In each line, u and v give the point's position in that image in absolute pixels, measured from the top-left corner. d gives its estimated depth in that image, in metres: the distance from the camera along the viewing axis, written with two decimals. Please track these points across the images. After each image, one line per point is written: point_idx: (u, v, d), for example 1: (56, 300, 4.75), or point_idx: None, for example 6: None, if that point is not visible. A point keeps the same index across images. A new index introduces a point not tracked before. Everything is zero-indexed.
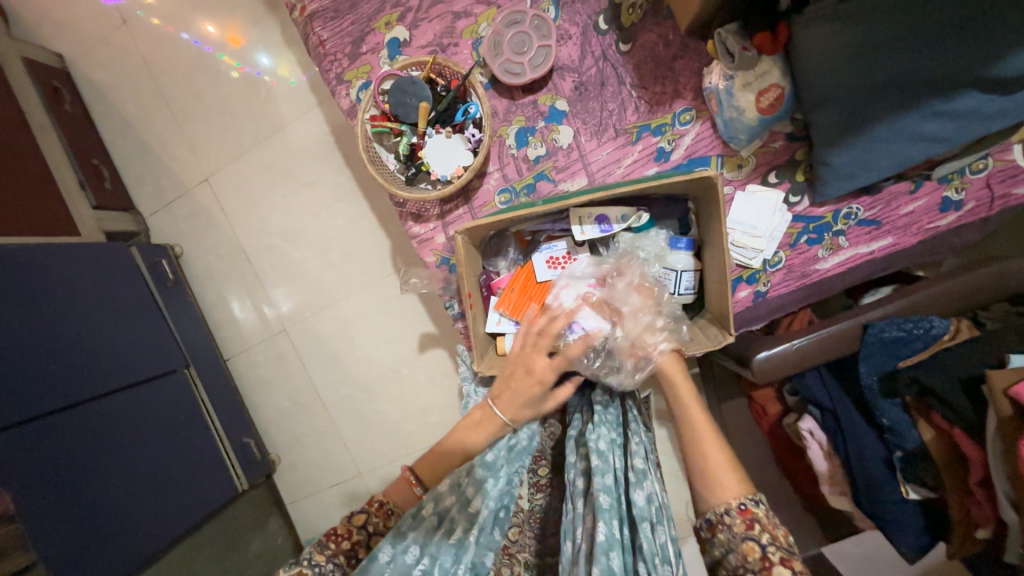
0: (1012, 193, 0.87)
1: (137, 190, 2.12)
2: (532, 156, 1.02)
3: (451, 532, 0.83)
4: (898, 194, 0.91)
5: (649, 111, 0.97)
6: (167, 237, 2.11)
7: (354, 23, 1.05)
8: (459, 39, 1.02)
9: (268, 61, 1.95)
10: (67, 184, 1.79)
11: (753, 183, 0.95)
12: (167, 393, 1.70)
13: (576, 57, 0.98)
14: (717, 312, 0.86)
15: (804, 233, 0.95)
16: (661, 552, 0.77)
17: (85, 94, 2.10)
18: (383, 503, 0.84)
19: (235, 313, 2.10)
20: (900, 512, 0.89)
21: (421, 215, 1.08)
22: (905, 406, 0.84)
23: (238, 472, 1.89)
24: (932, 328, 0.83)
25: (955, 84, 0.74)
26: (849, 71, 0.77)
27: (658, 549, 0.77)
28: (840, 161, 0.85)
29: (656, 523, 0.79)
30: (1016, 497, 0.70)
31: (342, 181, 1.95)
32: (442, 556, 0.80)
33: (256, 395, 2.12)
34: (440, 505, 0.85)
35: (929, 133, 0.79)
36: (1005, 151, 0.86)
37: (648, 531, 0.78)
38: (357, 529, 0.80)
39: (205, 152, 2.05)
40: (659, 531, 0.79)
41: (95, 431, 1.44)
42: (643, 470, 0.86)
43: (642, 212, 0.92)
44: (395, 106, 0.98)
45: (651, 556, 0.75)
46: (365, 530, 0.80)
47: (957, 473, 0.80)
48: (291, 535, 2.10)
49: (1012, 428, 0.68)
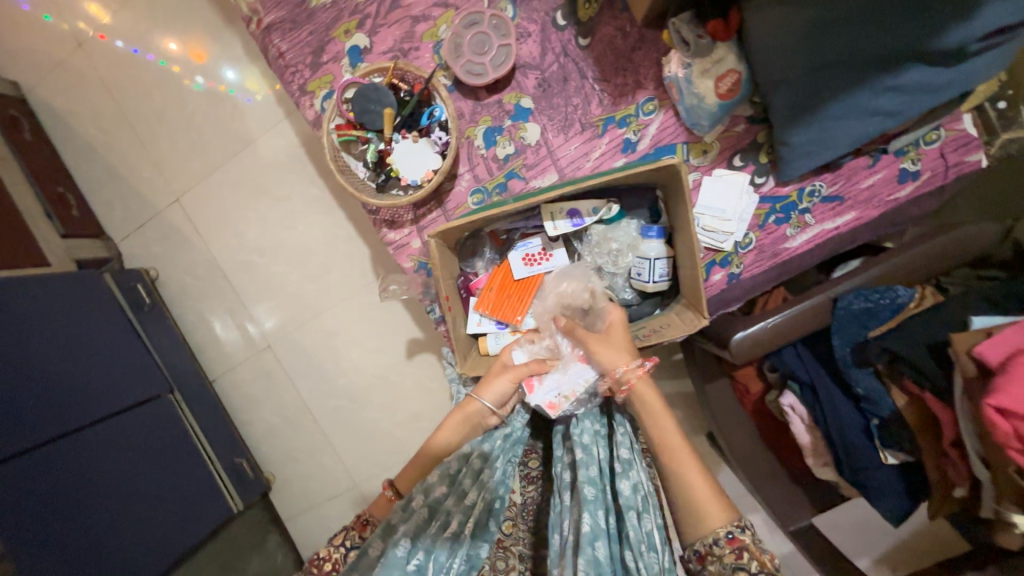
0: (965, 160, 0.90)
1: (106, 215, 2.07)
2: (501, 155, 1.02)
3: (446, 523, 0.77)
4: (858, 169, 0.93)
5: (613, 103, 0.98)
6: (142, 261, 2.07)
7: (313, 33, 1.05)
8: (420, 42, 1.02)
9: (232, 76, 1.92)
10: (32, 213, 1.74)
11: (719, 167, 0.97)
12: (153, 420, 1.67)
13: (538, 54, 0.99)
14: (692, 297, 0.87)
15: (771, 213, 0.97)
16: (647, 539, 0.77)
17: (45, 120, 2.04)
18: (364, 517, 0.87)
19: (218, 333, 2.07)
20: (880, 477, 0.91)
21: (395, 221, 1.07)
22: (877, 374, 0.86)
23: (232, 493, 1.86)
24: (898, 296, 0.85)
25: (902, 59, 0.76)
26: (801, 52, 0.79)
27: (644, 537, 0.77)
28: (800, 140, 0.87)
29: (643, 511, 0.79)
30: (984, 452, 0.72)
31: (317, 192, 1.93)
32: (438, 549, 0.74)
33: (246, 415, 2.09)
34: (430, 497, 0.81)
35: (881, 108, 0.81)
36: (955, 121, 0.89)
37: (634, 520, 0.77)
38: (337, 548, 0.83)
39: (175, 173, 2.01)
40: (645, 520, 0.79)
41: (81, 464, 1.40)
42: (629, 459, 0.86)
43: (612, 203, 0.93)
44: (360, 113, 0.97)
45: (637, 543, 0.75)
46: (343, 547, 0.84)
47: (932, 435, 0.82)
48: (292, 553, 2.08)
49: (977, 386, 0.71)
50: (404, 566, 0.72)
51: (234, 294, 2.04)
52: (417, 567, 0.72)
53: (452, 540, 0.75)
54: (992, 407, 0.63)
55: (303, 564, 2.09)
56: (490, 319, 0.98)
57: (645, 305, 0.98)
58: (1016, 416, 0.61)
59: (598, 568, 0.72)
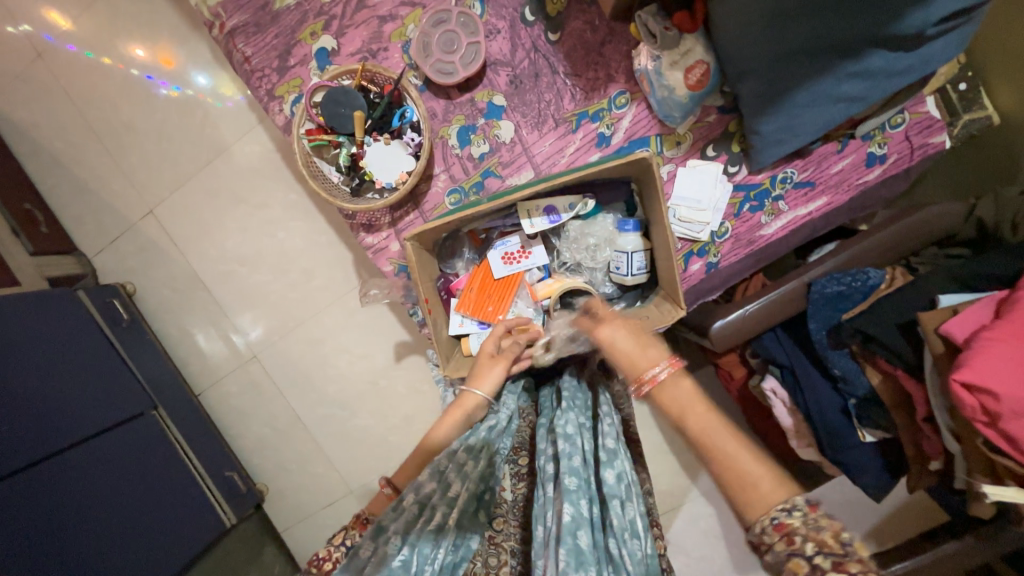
0: (930, 142, 0.92)
1: (77, 230, 2.01)
2: (476, 154, 1.02)
3: (432, 517, 0.76)
4: (827, 155, 0.95)
5: (585, 97, 0.98)
6: (117, 275, 2.02)
7: (278, 36, 1.02)
8: (388, 43, 1.00)
9: (201, 81, 1.87)
10: None
11: (693, 158, 0.98)
12: (137, 437, 1.64)
13: (507, 50, 0.98)
14: (670, 289, 0.88)
15: (746, 202, 0.98)
16: (630, 526, 0.85)
17: (6, 135, 1.97)
18: (363, 516, 0.88)
19: (201, 345, 2.03)
20: (860, 456, 0.94)
21: (372, 224, 1.06)
22: (852, 354, 0.88)
23: (224, 506, 1.84)
24: (870, 279, 0.87)
25: (864, 46, 0.77)
26: (765, 42, 0.80)
27: (627, 524, 0.84)
28: (768, 129, 0.88)
29: (625, 499, 0.87)
30: (955, 426, 0.74)
31: (295, 199, 1.90)
32: (422, 544, 0.74)
33: (234, 426, 2.06)
34: (421, 494, 0.79)
35: (845, 94, 0.82)
36: (918, 104, 0.91)
37: (617, 506, 0.85)
38: (337, 547, 0.83)
39: (147, 183, 1.96)
40: (628, 508, 0.87)
41: (64, 486, 1.37)
42: (612, 450, 0.96)
43: (588, 199, 0.93)
44: (330, 117, 0.96)
45: (620, 530, 0.82)
46: (343, 546, 0.84)
47: (906, 411, 0.84)
48: (289, 563, 2.06)
49: (945, 362, 0.72)
50: (392, 562, 0.72)
51: (216, 305, 2.01)
52: (404, 562, 0.72)
53: (438, 532, 0.74)
54: (958, 382, 0.64)
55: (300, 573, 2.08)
56: (472, 319, 0.97)
57: (625, 298, 0.99)
58: (981, 390, 0.63)
59: (582, 555, 0.74)
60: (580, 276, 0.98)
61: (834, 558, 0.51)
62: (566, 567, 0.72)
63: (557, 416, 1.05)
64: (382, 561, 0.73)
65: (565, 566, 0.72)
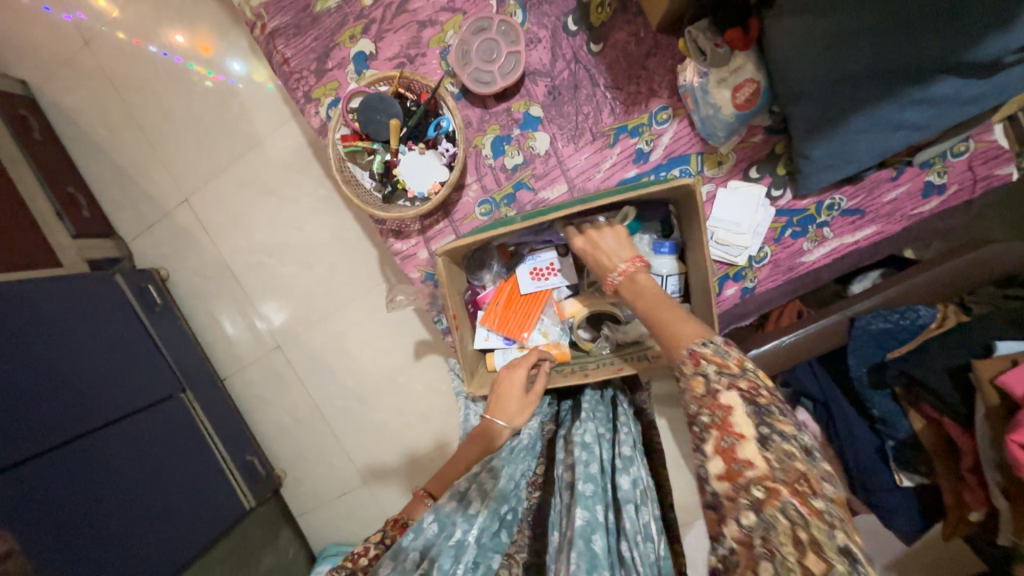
0: (996, 174, 0.86)
1: (116, 215, 2.08)
2: (509, 165, 1.00)
3: (453, 533, 0.76)
4: (880, 182, 0.90)
5: (625, 112, 0.95)
6: (152, 260, 2.09)
7: (318, 39, 1.02)
8: (427, 49, 0.99)
9: (239, 70, 1.90)
10: (44, 215, 1.76)
11: (734, 179, 0.94)
12: (166, 419, 1.70)
13: (548, 60, 0.96)
14: (705, 316, 0.85)
15: (788, 227, 0.94)
16: (643, 530, 0.86)
17: (54, 119, 2.04)
18: (402, 519, 0.88)
19: (228, 332, 2.09)
20: (895, 499, 0.90)
21: (402, 231, 1.06)
22: (894, 396, 0.84)
23: (244, 490, 1.90)
24: (919, 318, 0.82)
25: (934, 72, 0.72)
26: (825, 64, 0.76)
27: (641, 527, 0.86)
28: (820, 154, 0.84)
29: (640, 504, 0.90)
30: (1004, 481, 0.70)
31: (324, 193, 1.92)
32: (442, 557, 0.72)
33: (257, 412, 2.12)
34: (440, 514, 0.78)
35: (908, 121, 0.77)
36: (986, 132, 0.85)
37: (630, 511, 0.87)
38: (375, 545, 0.83)
39: (183, 172, 2.01)
40: (642, 513, 0.89)
41: (97, 464, 1.43)
42: (628, 458, 0.99)
43: (629, 212, 0.90)
44: (365, 123, 0.95)
45: (634, 534, 0.84)
46: (381, 544, 0.83)
47: (949, 459, 0.80)
48: (303, 547, 2.12)
49: (999, 416, 0.68)
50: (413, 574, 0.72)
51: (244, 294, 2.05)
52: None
53: (458, 549, 0.74)
54: (1015, 443, 0.60)
55: (314, 558, 2.14)
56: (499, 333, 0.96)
57: None
58: None
59: (594, 557, 0.75)
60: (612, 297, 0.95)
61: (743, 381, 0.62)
62: (578, 568, 0.72)
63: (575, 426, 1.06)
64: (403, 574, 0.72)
65: (577, 568, 0.72)
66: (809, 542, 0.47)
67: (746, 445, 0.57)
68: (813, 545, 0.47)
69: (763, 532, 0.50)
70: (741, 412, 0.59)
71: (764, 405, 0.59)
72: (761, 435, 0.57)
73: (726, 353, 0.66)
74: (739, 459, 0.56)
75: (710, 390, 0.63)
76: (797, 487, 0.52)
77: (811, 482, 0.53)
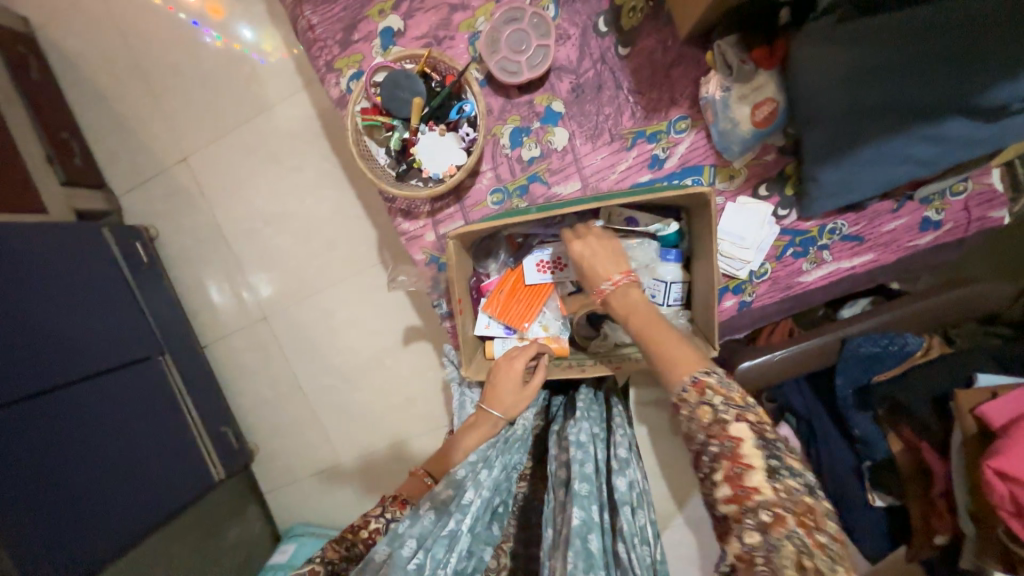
0: (988, 216, 0.90)
1: (109, 168, 2.02)
2: (526, 157, 1.01)
3: (447, 523, 0.77)
4: (881, 212, 0.93)
5: (645, 117, 0.97)
6: (142, 217, 2.03)
7: (346, 9, 1.01)
8: (455, 32, 0.99)
9: (250, 39, 1.87)
10: (34, 159, 1.69)
11: (744, 195, 0.96)
12: (143, 381, 1.66)
13: (574, 58, 0.97)
14: (704, 324, 0.87)
15: (790, 246, 0.97)
16: (639, 533, 0.88)
17: (53, 62, 1.98)
18: (404, 497, 0.89)
19: (214, 300, 2.04)
20: (865, 518, 0.93)
21: (410, 211, 1.06)
22: (876, 419, 0.87)
23: (215, 460, 1.86)
24: (906, 345, 0.84)
25: (945, 110, 0.75)
26: (843, 91, 0.78)
27: (638, 530, 0.88)
28: (827, 178, 0.86)
29: (636, 507, 0.91)
30: (975, 509, 0.72)
31: (328, 168, 1.90)
32: (436, 547, 0.74)
33: (235, 383, 2.08)
34: (434, 501, 0.80)
35: (915, 155, 0.80)
36: (984, 175, 0.89)
37: (627, 513, 0.87)
38: (375, 519, 0.84)
39: (184, 131, 1.96)
40: (639, 515, 0.90)
41: (67, 419, 1.39)
42: (624, 459, 0.99)
43: (671, 220, 0.90)
44: (387, 99, 0.95)
45: (630, 536, 0.84)
46: (381, 520, 0.85)
47: (922, 483, 0.83)
48: (269, 524, 2.09)
49: (975, 445, 0.71)
50: (407, 564, 0.72)
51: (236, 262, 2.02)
52: (418, 567, 0.72)
53: (451, 539, 0.76)
54: (992, 469, 0.62)
55: (279, 536, 2.11)
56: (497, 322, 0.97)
57: None
58: (1014, 480, 0.61)
59: (591, 558, 0.78)
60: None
61: (736, 410, 0.65)
62: (575, 568, 0.75)
63: (569, 423, 1.05)
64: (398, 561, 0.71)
65: (575, 567, 0.76)
66: (813, 569, 0.53)
67: (754, 474, 0.61)
68: (817, 574, 0.53)
69: (766, 552, 0.56)
70: (751, 445, 0.62)
71: (771, 441, 0.64)
72: (771, 465, 0.62)
73: (728, 389, 0.67)
74: (751, 494, 0.60)
75: (718, 420, 0.65)
76: (804, 517, 0.58)
77: (815, 516, 0.59)
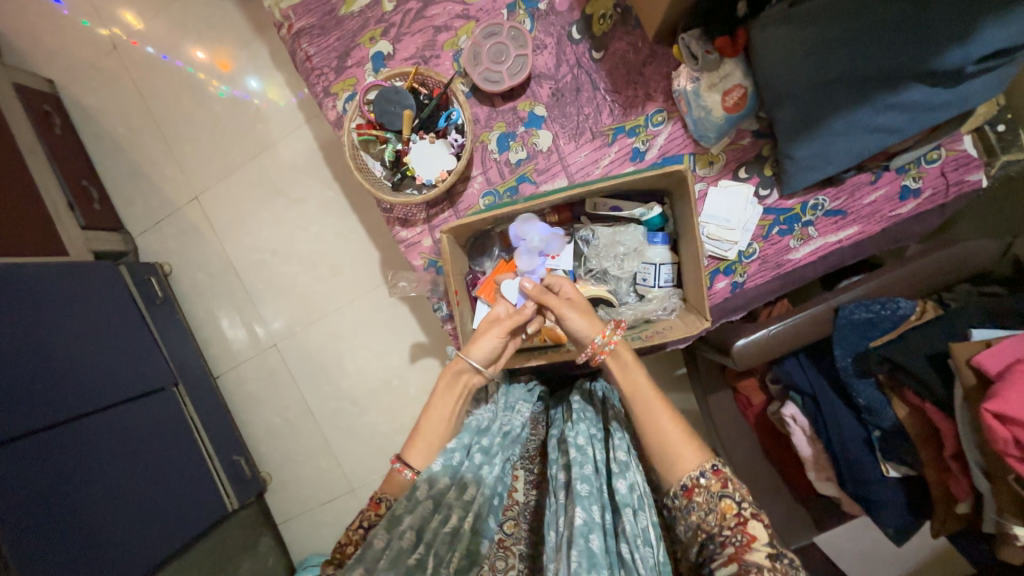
0: (966, 180, 0.92)
1: (126, 210, 2.13)
2: (513, 159, 1.06)
3: (450, 518, 0.78)
4: (860, 185, 0.96)
5: (623, 113, 1.02)
6: (156, 255, 2.12)
7: (340, 39, 1.10)
8: (441, 51, 1.06)
9: (257, 84, 1.99)
10: (55, 204, 1.80)
11: (725, 178, 1.00)
12: (157, 411, 1.69)
13: (552, 65, 1.03)
14: (695, 301, 0.89)
15: (776, 225, 0.99)
16: (642, 535, 0.84)
17: (75, 118, 2.12)
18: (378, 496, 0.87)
19: (225, 330, 2.10)
20: (883, 492, 0.91)
21: (408, 219, 1.11)
22: (878, 385, 0.87)
23: (228, 490, 1.86)
24: (900, 308, 0.87)
25: (903, 79, 0.79)
26: (805, 69, 0.83)
27: (641, 532, 0.85)
28: (803, 154, 0.90)
29: (638, 509, 0.87)
30: (986, 466, 0.72)
31: (331, 196, 1.98)
32: (438, 542, 0.75)
33: (246, 412, 2.10)
34: (435, 489, 0.83)
35: (882, 124, 0.84)
36: (955, 142, 0.92)
37: (628, 514, 0.85)
38: (357, 531, 0.84)
39: (195, 171, 2.07)
40: (641, 517, 0.87)
41: (83, 450, 1.41)
42: (625, 462, 0.96)
43: (653, 205, 0.94)
44: (380, 114, 1.02)
45: (634, 537, 0.83)
46: (361, 529, 0.84)
47: (934, 448, 0.82)
48: (283, 556, 2.05)
49: (977, 397, 0.71)
50: (408, 560, 0.73)
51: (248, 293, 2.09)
52: (419, 561, 0.73)
53: (454, 535, 0.76)
54: (990, 412, 0.63)
55: (293, 569, 2.07)
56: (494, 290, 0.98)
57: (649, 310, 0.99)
58: (1013, 422, 0.62)
59: (593, 557, 0.78)
60: (609, 280, 0.97)
61: (754, 509, 0.69)
62: (579, 568, 0.77)
63: (567, 426, 1.05)
64: (398, 556, 0.73)
65: (577, 566, 0.77)
66: None
67: (756, 550, 0.65)
68: None
69: None
70: (764, 541, 0.65)
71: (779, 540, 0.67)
72: (773, 550, 0.65)
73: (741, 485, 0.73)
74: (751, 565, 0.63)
75: (740, 514, 0.68)
76: None
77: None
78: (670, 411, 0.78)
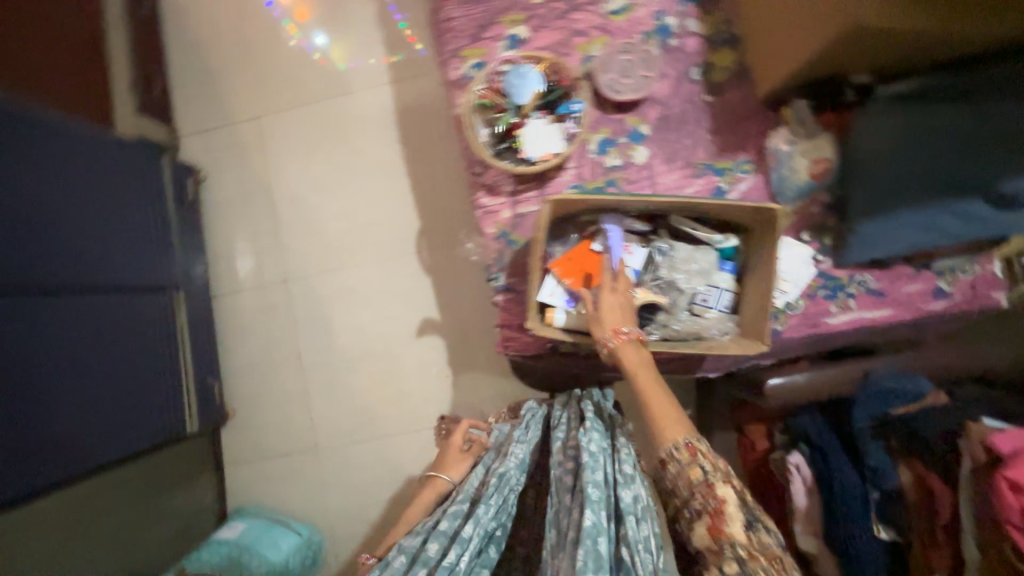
0: (990, 296, 1.06)
1: (181, 110, 2.11)
2: (608, 163, 1.14)
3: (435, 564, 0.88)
4: (902, 274, 1.07)
5: (717, 153, 1.13)
6: (196, 160, 2.10)
7: (483, 11, 1.18)
8: (572, 51, 1.16)
9: (322, 41, 2.07)
10: (121, 80, 1.78)
11: (789, 236, 1.10)
12: (150, 308, 1.60)
13: (668, 94, 1.14)
14: (752, 327, 0.98)
15: (822, 288, 1.09)
16: (644, 541, 0.88)
17: (163, 7, 2.13)
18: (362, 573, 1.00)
19: (240, 252, 2.06)
20: (866, 553, 0.98)
21: (493, 188, 1.16)
22: (889, 450, 0.96)
23: (192, 412, 1.73)
24: (921, 387, 0.96)
25: (969, 192, 0.95)
26: (896, 159, 0.97)
27: (642, 539, 0.88)
28: (868, 232, 1.01)
29: (641, 518, 0.91)
30: (982, 536, 0.81)
31: (391, 155, 2.02)
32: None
33: (232, 339, 2.03)
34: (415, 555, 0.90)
35: (943, 226, 0.98)
36: (988, 262, 1.06)
37: (632, 522, 0.88)
38: None
39: (264, 93, 2.09)
40: (642, 526, 0.90)
41: (71, 323, 1.33)
42: (629, 473, 0.98)
43: (732, 236, 1.03)
44: (510, 87, 1.11)
45: (635, 542, 0.86)
46: None
47: (926, 518, 0.91)
48: (220, 498, 1.95)
49: (984, 476, 0.80)
50: None
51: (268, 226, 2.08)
52: None
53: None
54: (1006, 480, 0.73)
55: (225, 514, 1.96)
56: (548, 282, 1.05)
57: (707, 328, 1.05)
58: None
59: (598, 559, 0.82)
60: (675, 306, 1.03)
61: (721, 475, 0.78)
62: (585, 568, 0.80)
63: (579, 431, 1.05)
64: None
65: (584, 566, 0.80)
66: None
67: (733, 526, 0.74)
68: None
69: None
70: (733, 507, 0.75)
71: (750, 504, 0.77)
72: (749, 520, 0.75)
73: (713, 453, 0.82)
74: (728, 539, 0.73)
75: (708, 482, 0.77)
76: (775, 563, 0.71)
77: (782, 563, 0.72)
78: (666, 397, 0.87)
